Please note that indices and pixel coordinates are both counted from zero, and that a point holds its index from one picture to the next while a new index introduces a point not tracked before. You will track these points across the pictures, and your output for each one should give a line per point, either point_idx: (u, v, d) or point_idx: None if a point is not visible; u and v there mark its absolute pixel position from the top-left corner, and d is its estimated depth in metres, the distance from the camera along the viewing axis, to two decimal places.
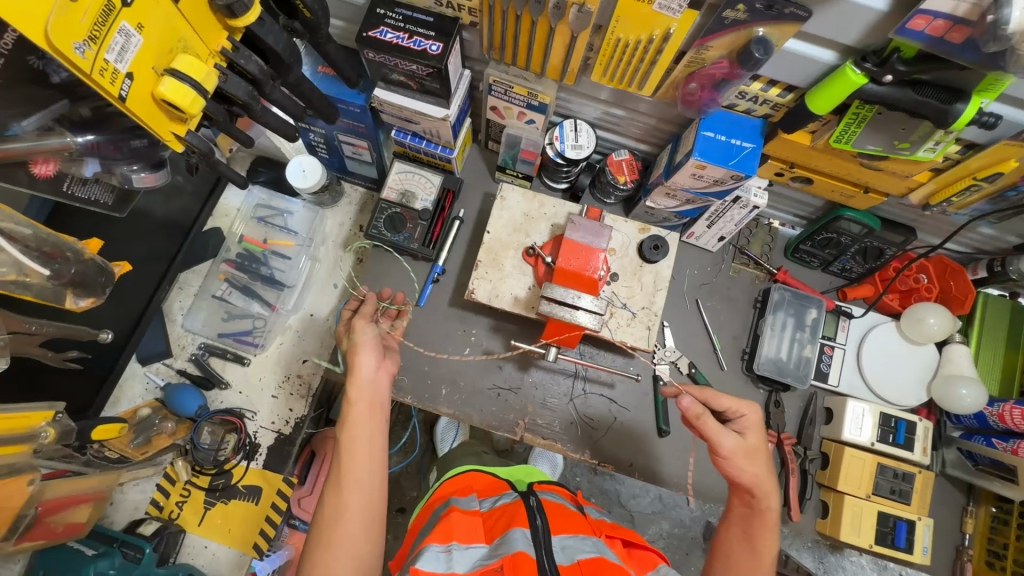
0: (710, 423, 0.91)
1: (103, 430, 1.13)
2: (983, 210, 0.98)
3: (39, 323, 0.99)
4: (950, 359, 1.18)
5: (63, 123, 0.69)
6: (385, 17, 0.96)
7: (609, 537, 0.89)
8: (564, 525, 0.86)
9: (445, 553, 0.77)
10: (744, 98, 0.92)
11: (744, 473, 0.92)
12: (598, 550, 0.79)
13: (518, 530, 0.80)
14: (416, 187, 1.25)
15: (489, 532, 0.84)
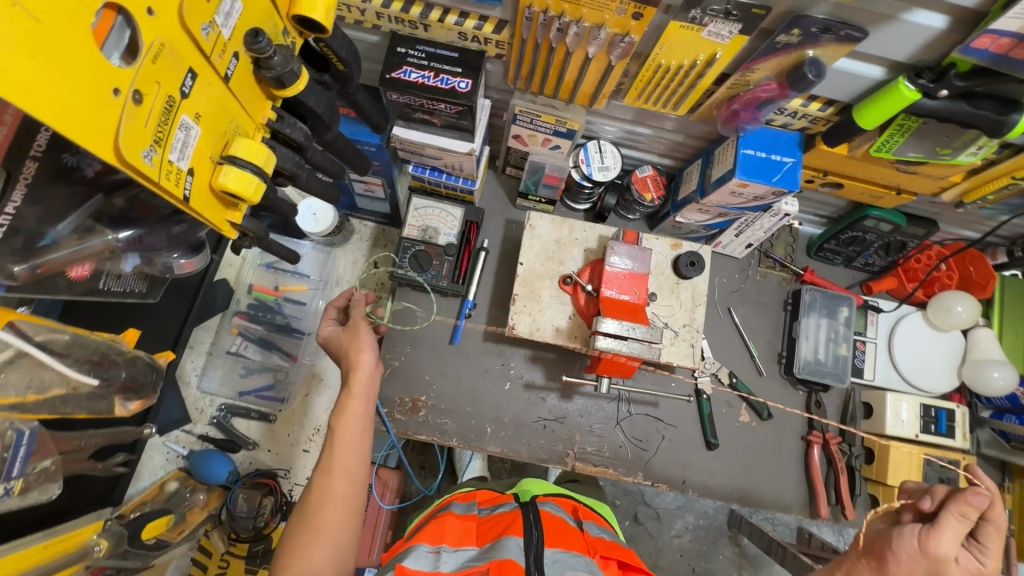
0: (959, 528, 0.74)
1: (151, 526, 1.10)
2: (1013, 204, 1.00)
3: (87, 437, 0.97)
4: (977, 344, 1.22)
5: (102, 221, 0.67)
6: (407, 55, 0.91)
7: (603, 557, 0.88)
8: (559, 539, 0.87)
9: (433, 553, 0.84)
10: (783, 114, 0.90)
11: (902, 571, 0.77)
12: (590, 571, 0.80)
13: (512, 539, 0.84)
14: (438, 222, 1.21)
15: (484, 536, 0.90)
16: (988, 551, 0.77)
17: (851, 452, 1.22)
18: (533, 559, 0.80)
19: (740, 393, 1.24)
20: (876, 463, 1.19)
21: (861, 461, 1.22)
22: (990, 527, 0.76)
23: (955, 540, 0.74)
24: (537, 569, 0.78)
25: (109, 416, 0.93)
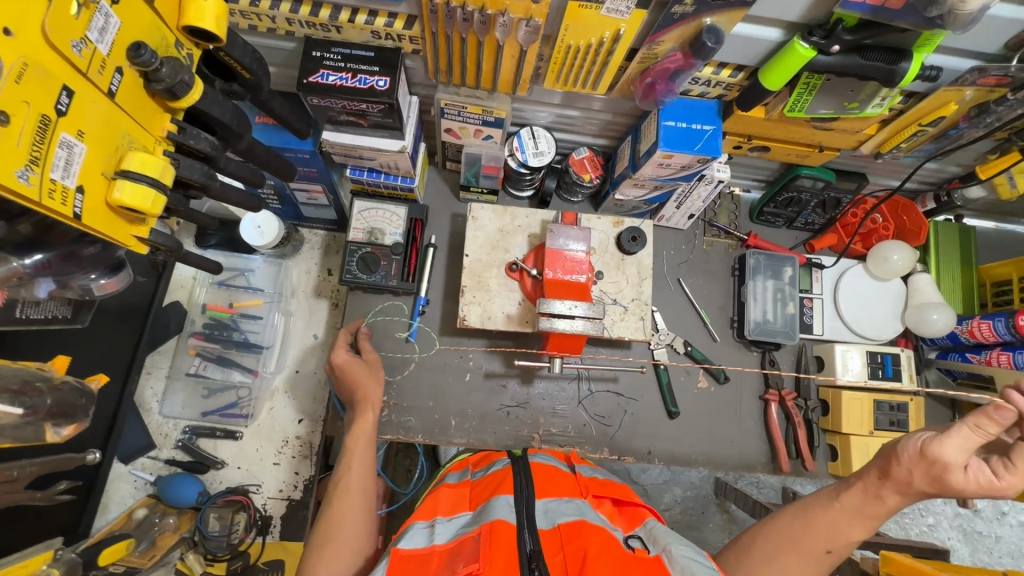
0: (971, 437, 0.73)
1: (109, 552, 1.08)
2: (928, 150, 1.03)
3: (22, 467, 0.90)
4: (917, 289, 1.26)
5: (6, 249, 0.66)
6: (323, 59, 0.91)
7: (597, 497, 0.99)
8: (551, 489, 0.98)
9: (429, 527, 0.91)
10: (697, 83, 0.93)
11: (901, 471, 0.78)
12: (579, 513, 0.89)
13: (501, 499, 0.92)
14: (383, 223, 1.22)
15: (475, 499, 0.98)
16: (1014, 469, 0.72)
17: (807, 406, 1.25)
18: (523, 513, 0.88)
19: (697, 360, 1.27)
20: (831, 413, 1.23)
21: (818, 414, 1.26)
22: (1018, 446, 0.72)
23: (961, 446, 0.73)
24: (529, 524, 0.86)
25: (38, 443, 0.91)
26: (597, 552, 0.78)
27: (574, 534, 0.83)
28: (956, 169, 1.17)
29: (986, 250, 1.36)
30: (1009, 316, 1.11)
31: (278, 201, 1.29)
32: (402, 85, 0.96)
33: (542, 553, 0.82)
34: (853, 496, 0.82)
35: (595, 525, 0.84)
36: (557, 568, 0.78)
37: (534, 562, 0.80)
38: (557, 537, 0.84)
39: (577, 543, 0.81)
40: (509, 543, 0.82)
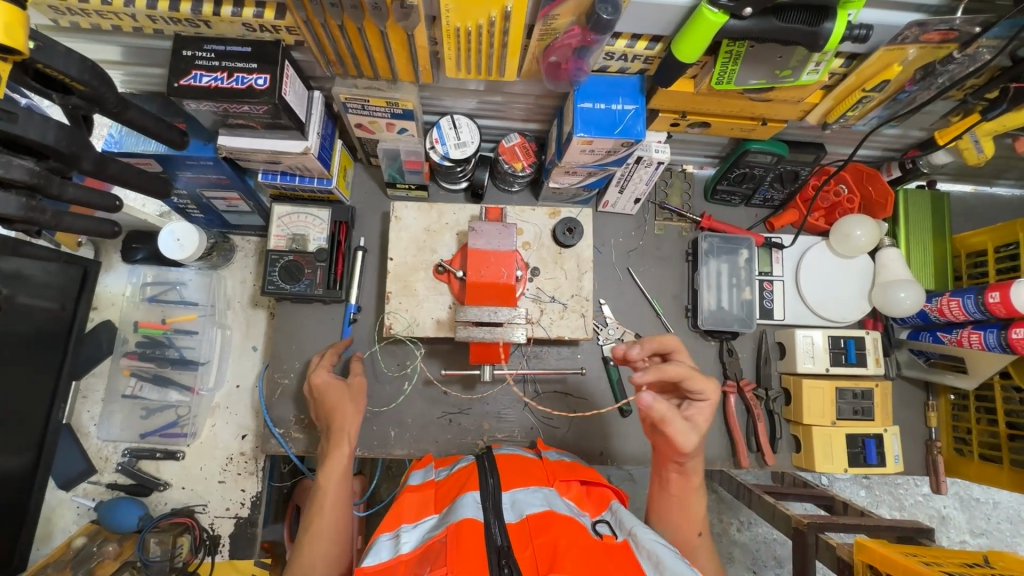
0: (678, 426, 0.80)
1: None
2: (881, 117, 0.94)
3: None
4: (884, 266, 1.16)
5: None
6: (195, 58, 0.83)
7: (563, 482, 0.90)
8: (516, 480, 0.88)
9: (394, 538, 0.80)
10: (613, 58, 0.84)
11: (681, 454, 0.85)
12: (547, 504, 0.80)
13: (468, 496, 0.82)
14: (307, 228, 1.14)
15: (442, 500, 0.88)
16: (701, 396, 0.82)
17: (768, 396, 1.18)
18: (492, 510, 0.79)
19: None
20: (793, 403, 1.16)
21: (781, 403, 1.20)
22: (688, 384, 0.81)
23: (687, 428, 0.80)
24: (497, 519, 0.77)
25: None
26: (567, 544, 0.71)
27: (542, 526, 0.75)
28: (918, 133, 1.06)
29: (963, 218, 1.26)
30: (979, 292, 1.01)
31: (198, 211, 1.22)
32: (291, 82, 0.88)
33: (512, 547, 0.73)
34: (675, 482, 0.90)
35: (563, 515, 0.77)
36: (529, 566, 0.70)
37: (504, 557, 0.71)
38: (526, 531, 0.75)
39: (543, 536, 0.73)
40: (477, 542, 0.72)
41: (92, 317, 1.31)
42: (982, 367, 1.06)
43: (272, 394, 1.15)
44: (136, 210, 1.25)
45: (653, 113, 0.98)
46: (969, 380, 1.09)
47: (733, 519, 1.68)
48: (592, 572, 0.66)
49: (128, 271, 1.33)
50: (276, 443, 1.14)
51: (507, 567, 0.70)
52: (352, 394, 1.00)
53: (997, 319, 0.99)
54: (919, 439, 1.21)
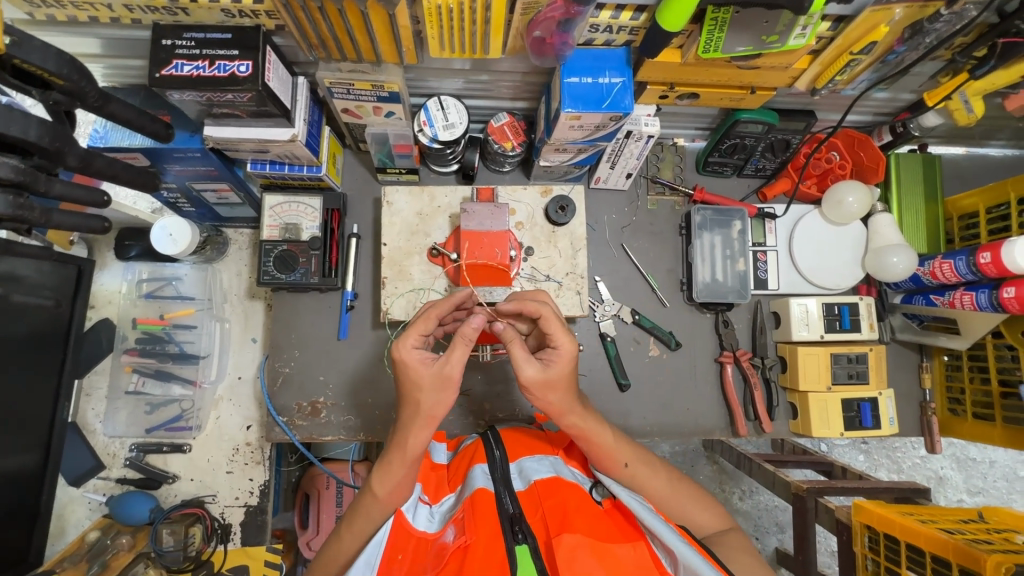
0: (518, 350, 0.75)
1: None
2: (870, 80, 0.94)
3: None
4: (877, 231, 1.16)
5: None
6: (175, 47, 0.82)
7: (570, 452, 0.90)
8: (522, 450, 0.87)
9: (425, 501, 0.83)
10: (598, 30, 0.84)
11: (541, 401, 0.78)
12: (554, 470, 0.81)
13: (478, 468, 0.82)
14: (299, 217, 1.14)
15: (456, 478, 0.88)
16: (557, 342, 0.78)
17: (764, 364, 1.19)
18: (501, 477, 0.78)
19: (646, 328, 1.20)
20: (789, 370, 1.17)
21: (777, 371, 1.21)
22: (545, 323, 0.78)
23: (525, 362, 0.75)
24: (508, 487, 0.76)
25: None
26: (576, 508, 0.72)
27: (551, 490, 0.76)
28: (908, 97, 1.06)
29: (955, 180, 1.26)
30: (970, 253, 1.01)
31: (189, 205, 1.22)
32: (273, 68, 0.87)
33: (523, 513, 0.73)
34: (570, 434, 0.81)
35: (570, 482, 0.78)
36: (542, 529, 0.71)
37: (517, 524, 0.71)
38: (536, 497, 0.76)
39: (554, 499, 0.74)
40: (490, 511, 0.72)
41: (90, 315, 1.31)
42: (973, 328, 1.07)
43: (273, 383, 1.16)
44: (127, 207, 1.24)
45: (641, 85, 0.98)
46: (961, 341, 1.11)
47: (735, 487, 1.71)
48: (603, 535, 0.68)
49: (123, 268, 1.33)
50: (280, 431, 1.16)
51: (520, 533, 0.70)
52: (437, 387, 0.75)
53: (989, 279, 1.00)
54: (914, 402, 1.23)
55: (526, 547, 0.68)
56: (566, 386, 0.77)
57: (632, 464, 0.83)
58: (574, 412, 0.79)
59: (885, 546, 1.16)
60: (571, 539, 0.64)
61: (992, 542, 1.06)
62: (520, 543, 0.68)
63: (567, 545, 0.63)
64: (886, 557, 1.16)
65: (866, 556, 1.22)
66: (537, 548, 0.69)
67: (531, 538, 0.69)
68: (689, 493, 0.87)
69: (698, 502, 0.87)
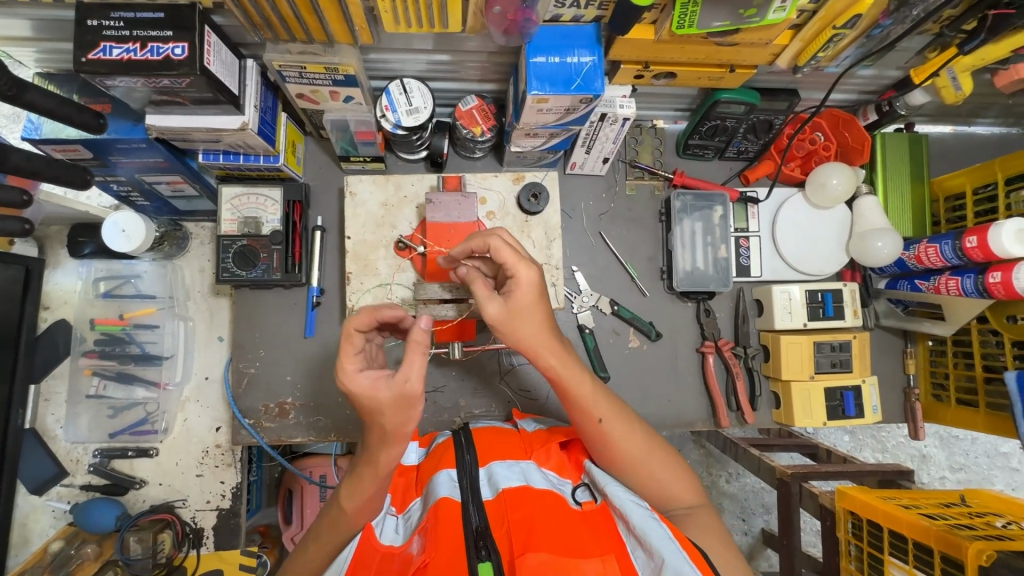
0: (479, 287, 0.72)
1: None
2: (854, 56, 0.89)
3: None
4: (862, 214, 1.13)
5: None
6: (102, 29, 0.75)
7: (543, 451, 0.85)
8: (493, 453, 0.84)
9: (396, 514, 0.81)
10: (564, 6, 0.78)
11: (514, 339, 0.72)
12: (523, 477, 0.77)
13: (444, 473, 0.79)
14: (258, 209, 1.08)
15: (423, 482, 0.86)
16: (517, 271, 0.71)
17: (747, 354, 1.16)
18: (469, 488, 0.76)
19: (625, 319, 1.16)
20: (772, 359, 1.14)
21: (760, 360, 1.18)
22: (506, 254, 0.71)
23: (486, 297, 0.71)
24: (475, 499, 0.74)
25: None
26: (544, 520, 0.69)
27: (518, 501, 0.72)
28: (894, 73, 1.01)
29: (941, 160, 1.22)
30: (956, 237, 0.98)
31: (142, 198, 1.15)
32: (215, 50, 0.80)
33: (489, 527, 0.71)
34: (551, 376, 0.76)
35: (540, 490, 0.75)
36: (506, 545, 0.68)
37: (481, 539, 0.68)
38: (503, 507, 0.73)
39: (521, 510, 0.71)
40: (454, 526, 0.70)
41: (45, 316, 1.25)
42: (959, 312, 1.04)
43: (238, 384, 1.12)
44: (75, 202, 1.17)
45: (614, 65, 0.92)
46: (946, 327, 1.08)
47: (721, 472, 1.70)
48: (570, 550, 0.65)
49: (78, 266, 1.26)
50: (247, 433, 1.12)
51: (484, 549, 0.67)
52: (399, 407, 0.65)
53: (975, 263, 0.97)
54: (898, 387, 1.21)
55: (489, 565, 0.66)
56: (536, 312, 0.72)
57: (609, 418, 0.77)
58: (551, 350, 0.73)
59: (867, 532, 1.15)
60: (536, 558, 0.62)
61: (974, 528, 1.04)
62: (483, 562, 0.66)
63: (531, 564, 0.61)
64: (869, 544, 1.15)
65: (849, 542, 1.21)
66: (499, 565, 0.66)
67: (495, 555, 0.67)
68: (668, 459, 0.80)
69: (676, 470, 0.80)
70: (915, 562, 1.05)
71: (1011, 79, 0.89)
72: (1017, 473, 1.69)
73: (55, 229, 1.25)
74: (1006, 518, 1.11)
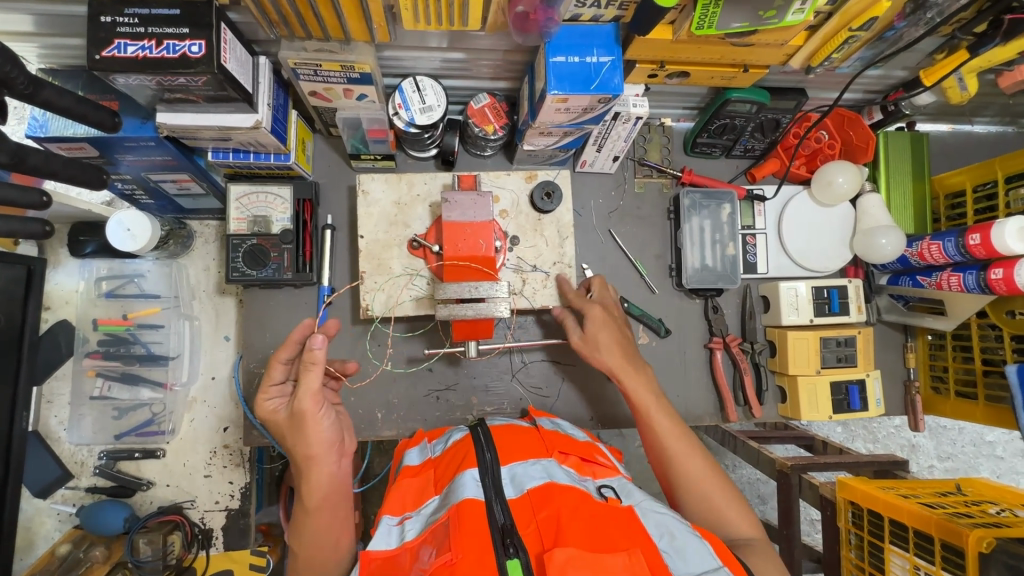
0: (586, 310, 0.97)
1: None
2: (865, 58, 0.91)
3: None
4: (866, 212, 1.15)
5: None
6: (116, 25, 0.73)
7: (562, 452, 0.86)
8: (514, 453, 0.84)
9: (400, 524, 0.79)
10: (585, 5, 0.79)
11: (600, 358, 0.96)
12: (547, 474, 0.78)
13: (467, 474, 0.78)
14: (268, 208, 1.07)
15: (441, 480, 0.85)
16: (589, 314, 0.97)
17: (754, 349, 1.18)
18: (492, 487, 0.76)
19: (635, 316, 1.17)
20: (778, 354, 1.16)
21: (766, 355, 1.20)
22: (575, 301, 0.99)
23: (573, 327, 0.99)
24: (499, 496, 0.75)
25: None
26: (570, 515, 0.70)
27: (544, 499, 0.73)
28: (900, 74, 1.03)
29: (940, 158, 1.25)
30: (959, 235, 1.00)
31: (147, 196, 1.12)
32: (231, 47, 0.79)
33: (515, 525, 0.71)
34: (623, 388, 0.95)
35: (563, 485, 0.75)
36: (534, 543, 0.69)
37: (509, 536, 0.69)
38: (529, 505, 0.74)
39: (547, 510, 0.72)
40: (478, 522, 0.70)
41: (47, 316, 1.23)
42: (960, 308, 1.07)
43: (249, 385, 1.11)
44: (77, 199, 1.15)
45: (629, 64, 0.93)
46: (947, 322, 1.11)
47: (719, 464, 1.73)
48: (597, 546, 0.66)
49: (79, 266, 1.24)
50: (258, 434, 1.11)
51: (512, 547, 0.68)
52: (294, 426, 0.83)
53: (977, 260, 0.99)
54: (898, 380, 1.24)
55: (517, 562, 0.67)
56: (612, 342, 0.95)
57: (677, 439, 0.89)
58: (631, 376, 0.93)
59: (868, 521, 1.18)
60: (563, 554, 0.63)
61: (971, 515, 1.08)
62: (511, 558, 0.67)
63: (559, 561, 0.62)
64: (870, 532, 1.18)
65: (849, 531, 1.24)
66: (528, 563, 0.67)
67: (523, 553, 0.67)
68: (726, 491, 0.86)
69: (733, 503, 0.85)
70: (916, 550, 1.07)
71: (1015, 81, 0.92)
72: (1002, 461, 1.75)
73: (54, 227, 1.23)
74: (1001, 505, 1.15)
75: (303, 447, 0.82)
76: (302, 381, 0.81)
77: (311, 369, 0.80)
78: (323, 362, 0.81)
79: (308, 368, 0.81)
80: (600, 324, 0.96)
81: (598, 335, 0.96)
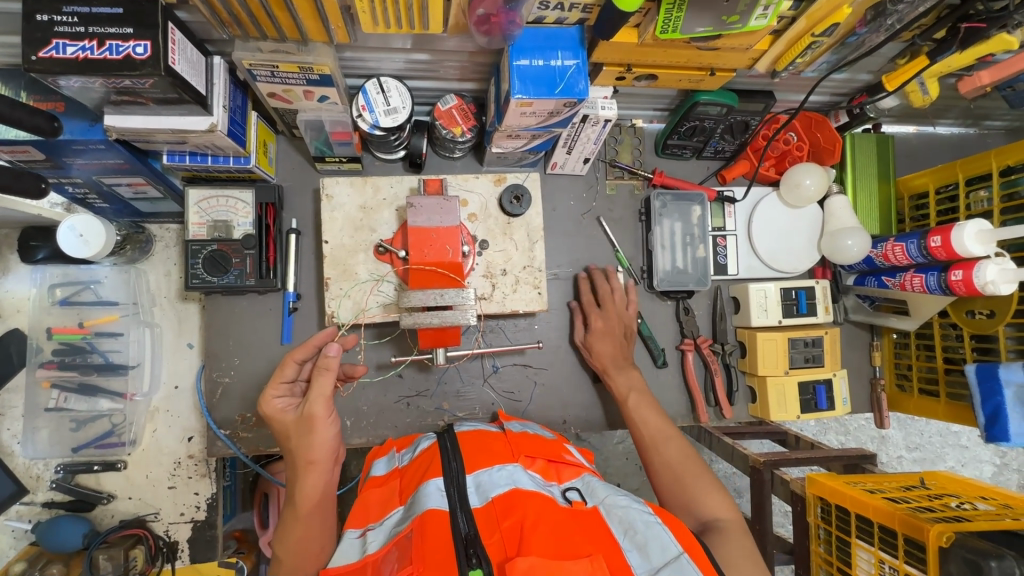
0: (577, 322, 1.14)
1: None
2: (829, 63, 0.91)
3: None
4: (833, 214, 1.15)
5: None
6: (53, 24, 0.69)
7: (528, 456, 0.86)
8: (479, 460, 0.83)
9: (362, 536, 0.78)
10: (548, 7, 0.77)
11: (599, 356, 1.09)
12: (513, 482, 0.77)
13: (431, 484, 0.77)
14: (228, 212, 1.03)
15: (406, 490, 0.83)
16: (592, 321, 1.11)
17: (725, 350, 1.19)
18: (456, 495, 0.75)
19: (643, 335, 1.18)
20: (748, 355, 1.18)
21: (737, 356, 1.21)
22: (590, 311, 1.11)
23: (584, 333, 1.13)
24: (462, 504, 0.74)
25: None
26: (533, 522, 0.69)
27: (508, 508, 0.72)
28: (865, 77, 1.03)
29: (905, 159, 1.27)
30: (921, 237, 1.02)
31: (100, 200, 1.08)
32: (180, 49, 0.76)
33: (478, 534, 0.70)
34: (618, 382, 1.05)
35: (529, 492, 0.75)
36: (497, 552, 0.68)
37: (471, 547, 0.68)
38: (492, 515, 0.73)
39: (511, 519, 0.71)
40: (443, 536, 0.69)
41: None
42: (922, 309, 1.10)
43: (212, 394, 1.08)
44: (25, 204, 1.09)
45: (596, 66, 0.91)
46: (911, 322, 1.14)
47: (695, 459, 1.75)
48: (560, 553, 0.65)
49: (30, 273, 1.19)
50: (223, 444, 1.09)
51: (474, 557, 0.66)
52: (302, 428, 0.81)
53: (938, 261, 1.01)
54: (865, 378, 1.27)
55: (480, 571, 0.65)
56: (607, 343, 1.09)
57: (654, 433, 0.95)
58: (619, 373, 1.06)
59: (836, 517, 1.19)
60: (525, 562, 0.61)
61: (934, 509, 1.10)
62: (473, 569, 0.65)
63: (521, 569, 0.61)
64: (837, 527, 1.19)
65: (818, 526, 1.25)
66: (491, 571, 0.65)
67: (485, 562, 0.66)
68: (700, 474, 0.87)
69: (708, 485, 0.85)
70: (880, 544, 1.09)
71: (974, 86, 0.93)
72: (967, 450, 1.79)
73: (4, 233, 1.18)
74: (963, 498, 1.17)
75: (304, 451, 0.81)
76: (316, 385, 0.80)
77: (324, 375, 0.80)
78: (336, 369, 0.81)
79: (321, 373, 0.81)
80: (600, 337, 1.09)
81: (591, 346, 1.10)
